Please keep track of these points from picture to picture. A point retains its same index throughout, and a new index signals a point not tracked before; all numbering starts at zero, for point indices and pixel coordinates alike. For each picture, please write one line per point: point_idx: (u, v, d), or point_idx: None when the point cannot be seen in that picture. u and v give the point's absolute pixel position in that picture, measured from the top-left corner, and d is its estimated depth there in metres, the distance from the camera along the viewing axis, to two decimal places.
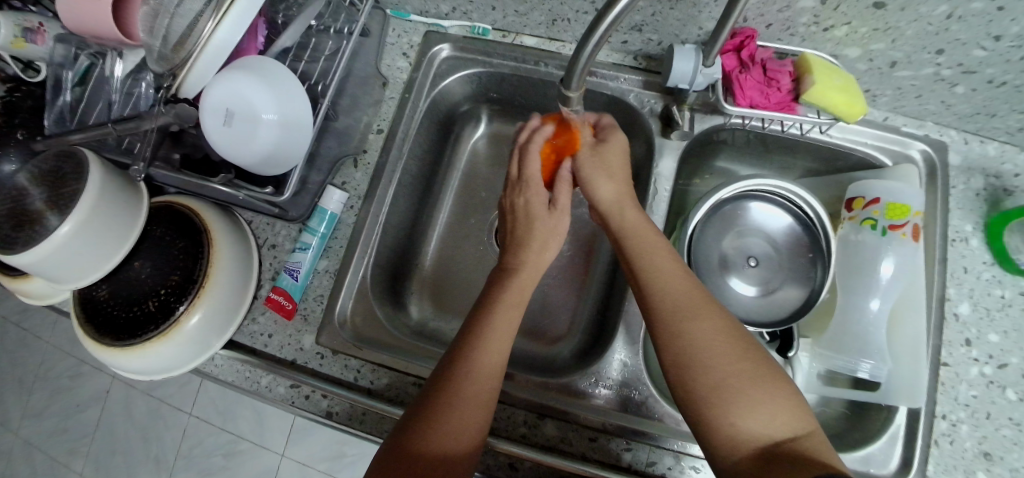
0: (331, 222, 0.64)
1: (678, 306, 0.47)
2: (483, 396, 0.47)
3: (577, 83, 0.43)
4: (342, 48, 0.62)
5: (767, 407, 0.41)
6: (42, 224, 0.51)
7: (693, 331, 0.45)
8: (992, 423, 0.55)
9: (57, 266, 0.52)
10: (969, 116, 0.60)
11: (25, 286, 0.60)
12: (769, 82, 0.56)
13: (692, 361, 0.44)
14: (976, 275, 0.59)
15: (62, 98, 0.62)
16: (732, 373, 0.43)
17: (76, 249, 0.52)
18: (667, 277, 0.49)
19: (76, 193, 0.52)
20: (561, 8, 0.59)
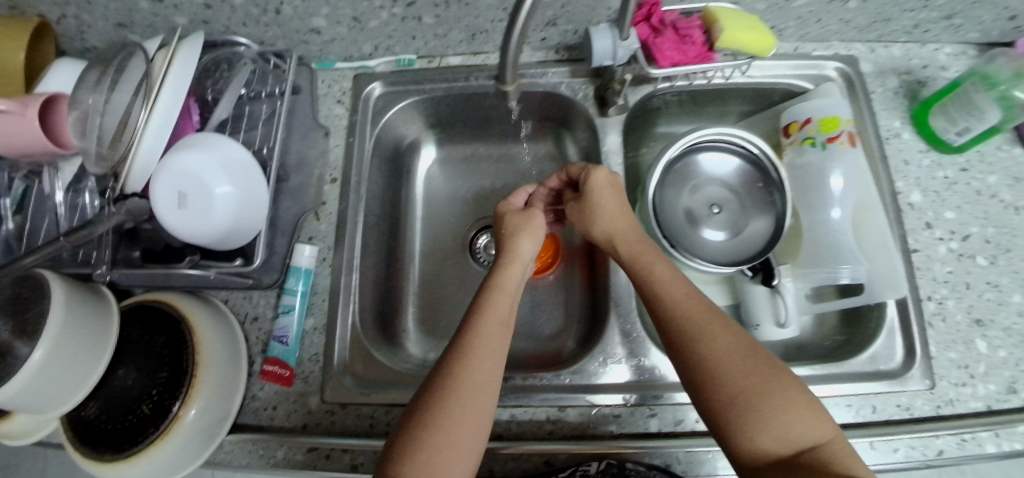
0: (308, 278, 0.62)
1: (692, 320, 0.48)
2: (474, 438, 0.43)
3: (512, 75, 0.47)
4: (277, 109, 0.63)
5: (793, 416, 0.43)
6: (11, 355, 0.48)
7: (706, 345, 0.46)
8: (974, 290, 0.59)
9: (38, 394, 0.49)
10: (867, 27, 0.65)
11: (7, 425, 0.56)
12: (684, 39, 0.58)
13: (722, 373, 0.45)
14: (917, 164, 0.63)
15: (4, 228, 0.61)
16: (755, 381, 0.44)
17: (56, 370, 0.50)
18: (671, 288, 0.50)
19: (42, 313, 0.50)
20: (477, 21, 0.62)
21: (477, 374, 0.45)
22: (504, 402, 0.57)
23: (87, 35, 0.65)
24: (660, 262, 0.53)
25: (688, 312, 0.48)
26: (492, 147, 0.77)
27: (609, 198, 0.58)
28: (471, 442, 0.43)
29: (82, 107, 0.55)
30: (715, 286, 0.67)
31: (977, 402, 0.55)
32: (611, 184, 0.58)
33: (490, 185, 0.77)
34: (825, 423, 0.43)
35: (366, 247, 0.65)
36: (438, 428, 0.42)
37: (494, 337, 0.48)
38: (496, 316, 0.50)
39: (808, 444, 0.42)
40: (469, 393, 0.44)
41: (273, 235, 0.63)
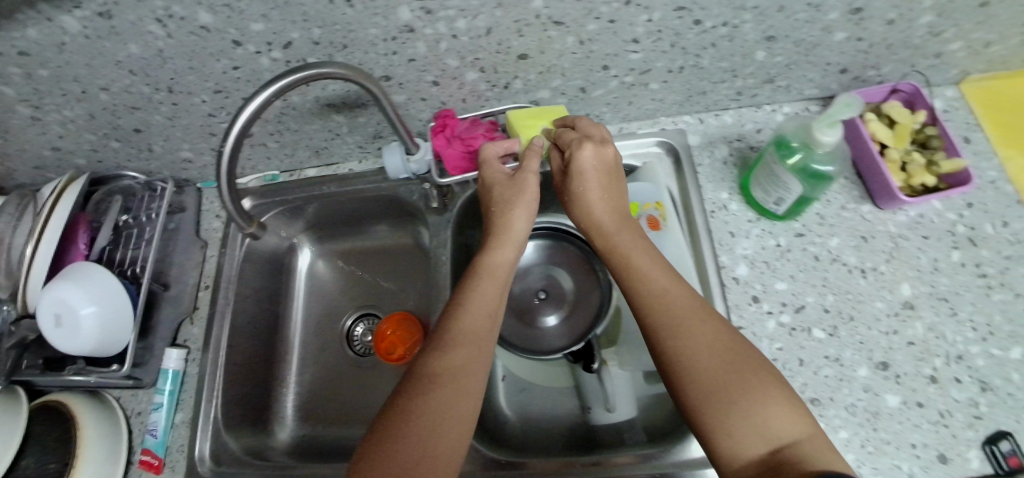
0: (176, 377, 0.67)
1: (678, 313, 0.47)
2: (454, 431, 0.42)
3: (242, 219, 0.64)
4: (151, 233, 0.69)
5: (772, 411, 0.40)
6: None
7: (686, 340, 0.45)
8: (810, 367, 0.56)
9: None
10: (686, 100, 0.65)
11: None
12: (471, 147, 0.59)
13: (702, 369, 0.43)
14: (745, 234, 0.61)
15: None
16: (729, 375, 0.42)
17: None
18: (655, 277, 0.50)
19: None
20: (312, 141, 0.67)
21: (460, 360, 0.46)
22: None
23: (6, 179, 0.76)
24: (644, 250, 0.52)
25: (666, 304, 0.47)
26: (365, 240, 0.79)
27: (597, 182, 0.55)
28: (455, 434, 0.42)
29: None
30: (561, 368, 0.67)
31: None
32: (599, 157, 0.54)
33: (365, 277, 0.79)
34: (806, 419, 0.40)
35: (234, 350, 0.68)
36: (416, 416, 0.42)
37: (469, 320, 0.48)
38: (483, 301, 0.50)
39: (790, 441, 0.39)
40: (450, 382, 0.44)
41: (149, 341, 0.69)
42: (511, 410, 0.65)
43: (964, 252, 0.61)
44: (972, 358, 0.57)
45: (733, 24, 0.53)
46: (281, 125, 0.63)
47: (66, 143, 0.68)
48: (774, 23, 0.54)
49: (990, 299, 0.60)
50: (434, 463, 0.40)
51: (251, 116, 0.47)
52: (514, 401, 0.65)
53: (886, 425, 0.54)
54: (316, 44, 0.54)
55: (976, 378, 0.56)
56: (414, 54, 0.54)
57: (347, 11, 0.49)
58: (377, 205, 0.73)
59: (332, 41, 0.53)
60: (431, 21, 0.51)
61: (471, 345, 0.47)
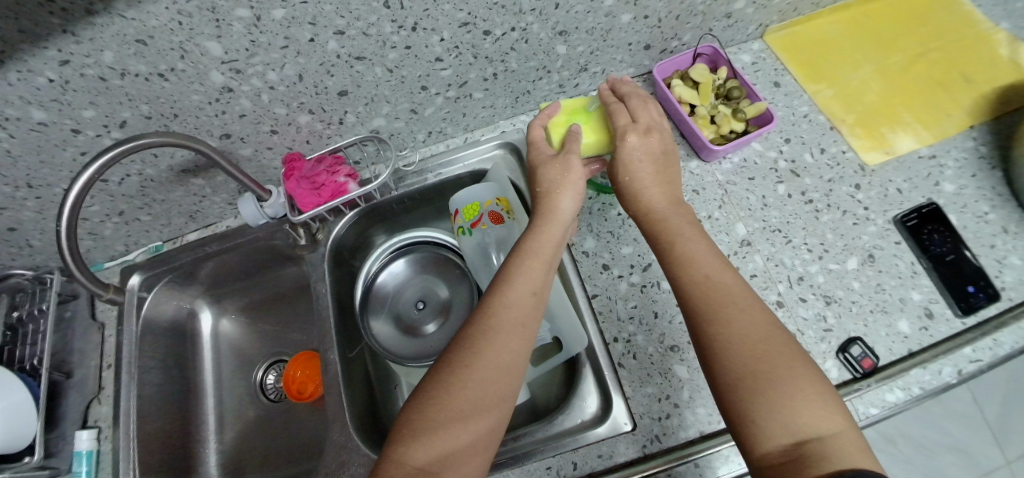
0: (90, 458, 0.68)
1: (729, 297, 0.46)
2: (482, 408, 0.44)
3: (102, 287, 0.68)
4: (42, 323, 0.71)
5: (807, 405, 0.40)
6: None
7: (738, 323, 0.45)
8: (662, 318, 0.61)
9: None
10: (516, 102, 0.72)
11: None
12: (317, 183, 0.64)
13: (748, 352, 0.43)
14: (588, 210, 0.68)
15: None
16: (770, 364, 0.42)
17: None
18: (703, 264, 0.49)
19: None
20: (186, 205, 0.72)
21: (509, 351, 0.46)
22: None
23: None
24: (692, 226, 0.52)
25: (721, 292, 0.47)
26: (262, 292, 0.83)
27: (646, 167, 0.55)
28: (485, 419, 0.44)
29: None
30: None
31: (688, 431, 0.55)
32: (644, 147, 0.55)
33: (276, 322, 0.83)
34: (840, 416, 0.40)
35: (147, 417, 0.70)
36: (464, 400, 0.44)
37: (509, 312, 0.48)
38: (524, 284, 0.50)
39: (816, 435, 0.39)
40: (481, 366, 0.45)
41: (59, 430, 0.70)
42: None
43: (790, 184, 0.68)
44: (812, 277, 0.63)
45: (520, 28, 0.59)
46: (146, 198, 0.68)
47: None
48: (558, 19, 0.60)
49: (819, 220, 0.66)
50: (450, 435, 0.43)
51: (74, 205, 0.54)
52: None
53: None
54: (149, 118, 0.59)
55: (819, 295, 0.63)
56: (243, 110, 0.60)
57: (164, 84, 0.54)
58: (263, 256, 0.77)
59: (163, 113, 0.58)
60: (244, 79, 0.56)
61: (504, 338, 0.47)
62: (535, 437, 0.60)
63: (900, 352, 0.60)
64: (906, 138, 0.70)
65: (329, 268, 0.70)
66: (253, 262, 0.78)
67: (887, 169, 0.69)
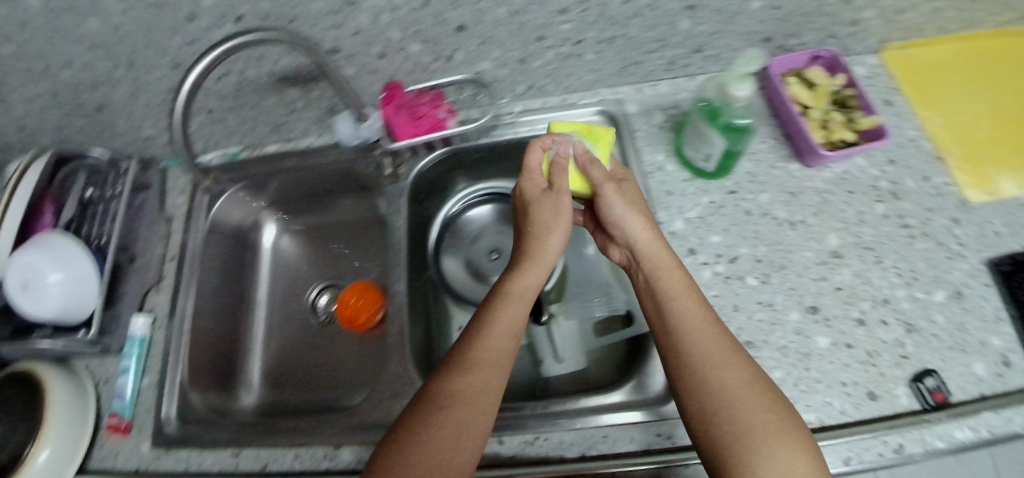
0: (142, 343, 0.69)
1: (712, 350, 0.47)
2: (466, 443, 0.43)
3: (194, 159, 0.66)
4: (115, 205, 0.73)
5: (788, 459, 0.41)
6: None
7: (727, 377, 0.45)
8: (743, 312, 0.59)
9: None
10: (622, 71, 0.69)
11: None
12: (416, 113, 0.63)
13: (733, 409, 0.43)
14: (681, 193, 0.64)
15: None
16: (756, 426, 0.42)
17: None
18: (692, 315, 0.49)
19: None
20: (272, 115, 0.71)
21: (493, 378, 0.46)
22: (282, 449, 0.60)
23: None
24: (686, 276, 0.52)
25: (703, 341, 0.47)
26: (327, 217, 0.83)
27: (636, 213, 0.55)
28: (469, 450, 0.43)
29: None
30: None
31: None
32: (625, 196, 0.56)
33: (335, 249, 0.82)
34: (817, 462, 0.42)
35: (200, 315, 0.72)
36: (445, 433, 0.42)
37: (491, 347, 0.48)
38: (506, 315, 0.50)
39: None
40: (467, 403, 0.44)
41: (115, 311, 0.71)
42: None
43: (889, 205, 0.66)
44: (897, 302, 0.61)
45: None
46: (239, 101, 0.68)
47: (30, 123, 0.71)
48: None
49: (913, 247, 0.64)
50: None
51: (188, 99, 0.56)
52: None
53: (816, 365, 0.57)
54: (265, 18, 0.58)
55: (900, 321, 0.60)
56: (358, 26, 0.58)
57: None
58: (339, 180, 0.76)
59: (280, 15, 0.57)
60: None
61: (488, 374, 0.46)
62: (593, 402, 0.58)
63: (972, 392, 0.56)
64: (1013, 182, 0.67)
65: (406, 203, 0.70)
66: (322, 183, 0.77)
67: (990, 208, 0.66)
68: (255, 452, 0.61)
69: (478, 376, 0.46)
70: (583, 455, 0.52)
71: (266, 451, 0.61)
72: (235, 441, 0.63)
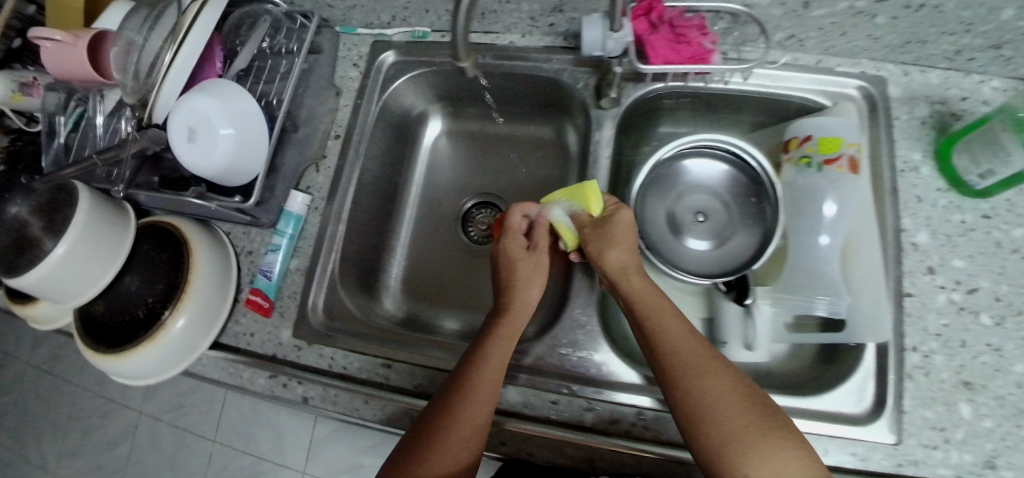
0: (297, 223, 0.68)
1: (693, 362, 0.48)
2: (475, 421, 0.48)
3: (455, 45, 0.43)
4: (292, 65, 0.68)
5: (786, 465, 0.42)
6: (40, 248, 0.58)
7: (695, 392, 0.47)
8: (969, 351, 0.54)
9: (59, 285, 0.60)
10: (900, 46, 0.59)
11: (34, 311, 0.68)
12: (679, 37, 0.54)
13: (706, 416, 0.45)
14: (931, 203, 0.57)
15: (57, 141, 0.70)
16: (722, 432, 0.44)
17: (75, 264, 0.59)
18: (676, 337, 0.51)
19: (69, 217, 0.59)
20: (484, 1, 0.64)
21: (486, 384, 0.50)
22: (442, 374, 0.60)
23: None
24: (661, 307, 0.53)
25: (685, 352, 0.49)
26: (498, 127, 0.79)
27: (624, 250, 0.56)
28: (480, 436, 0.48)
29: (126, 41, 0.62)
30: (691, 298, 0.66)
31: (946, 469, 0.51)
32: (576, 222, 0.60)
33: (487, 163, 0.80)
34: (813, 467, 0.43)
35: (357, 202, 0.70)
36: (458, 419, 0.48)
37: (494, 355, 0.52)
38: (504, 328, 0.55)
39: None
40: (460, 397, 0.49)
41: (273, 180, 0.69)
42: None
43: None
44: None
45: None
46: None
47: None
48: None
49: None
50: (434, 454, 0.46)
51: None
52: None
53: None
54: None
55: None
56: None
57: None
58: (529, 88, 0.71)
59: None
60: None
61: (489, 375, 0.50)
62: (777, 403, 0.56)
63: None
64: None
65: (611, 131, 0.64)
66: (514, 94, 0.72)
67: None
68: (410, 368, 0.61)
69: (485, 374, 0.50)
70: None
71: (424, 370, 0.61)
72: (393, 352, 0.62)
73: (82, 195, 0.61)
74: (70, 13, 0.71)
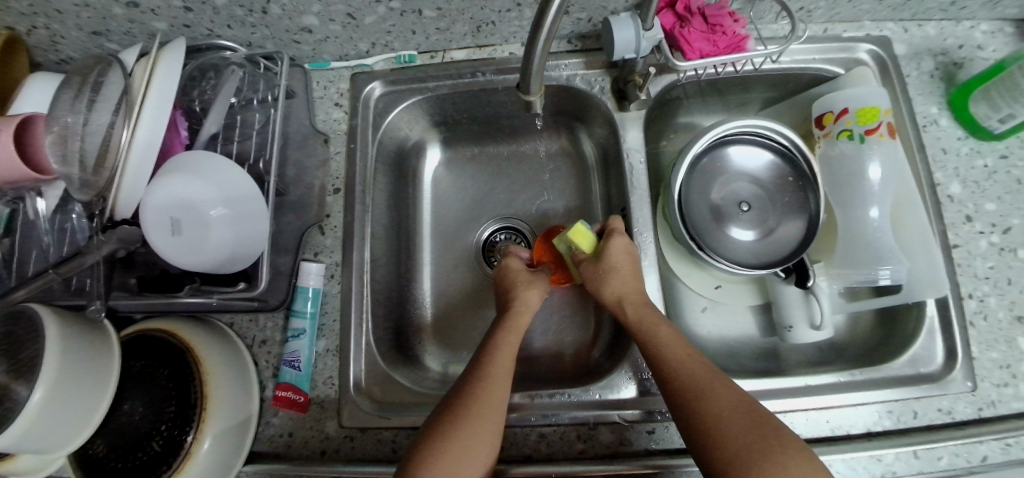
0: (317, 298, 0.60)
1: (694, 380, 0.48)
2: (484, 432, 0.46)
3: (535, 84, 0.39)
4: (272, 117, 0.59)
5: None
6: (9, 395, 0.45)
7: (703, 410, 0.46)
8: (1017, 288, 0.56)
9: (42, 439, 0.48)
10: (901, 5, 0.60)
11: (10, 467, 0.56)
12: (713, 28, 0.53)
13: (715, 434, 0.44)
14: (955, 153, 0.59)
15: None
16: (732, 450, 0.43)
17: (62, 404, 0.48)
18: (676, 352, 0.50)
19: (35, 350, 0.47)
20: (482, 12, 0.59)
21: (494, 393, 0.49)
22: (525, 431, 0.55)
23: (61, 46, 0.60)
24: (655, 322, 0.52)
25: (679, 373, 0.48)
26: (504, 143, 0.75)
27: (623, 278, 0.55)
28: (484, 452, 0.46)
29: (61, 126, 0.49)
30: (746, 287, 0.66)
31: (1020, 403, 0.54)
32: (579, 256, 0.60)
33: (499, 185, 0.75)
34: None
35: (375, 258, 0.64)
36: (461, 438, 0.45)
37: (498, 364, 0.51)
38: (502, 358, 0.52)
39: None
40: (469, 411, 0.47)
41: (277, 253, 0.60)
42: (699, 330, 0.66)
43: None
44: None
45: None
46: None
47: None
48: None
49: None
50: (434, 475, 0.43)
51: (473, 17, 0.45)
52: (701, 322, 0.67)
53: None
54: None
55: None
56: None
57: None
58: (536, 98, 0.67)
59: None
60: None
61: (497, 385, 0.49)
62: (862, 377, 0.56)
63: None
64: None
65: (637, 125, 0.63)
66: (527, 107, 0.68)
67: None
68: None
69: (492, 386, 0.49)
70: (869, 431, 0.54)
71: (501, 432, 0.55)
72: None
73: (47, 323, 0.49)
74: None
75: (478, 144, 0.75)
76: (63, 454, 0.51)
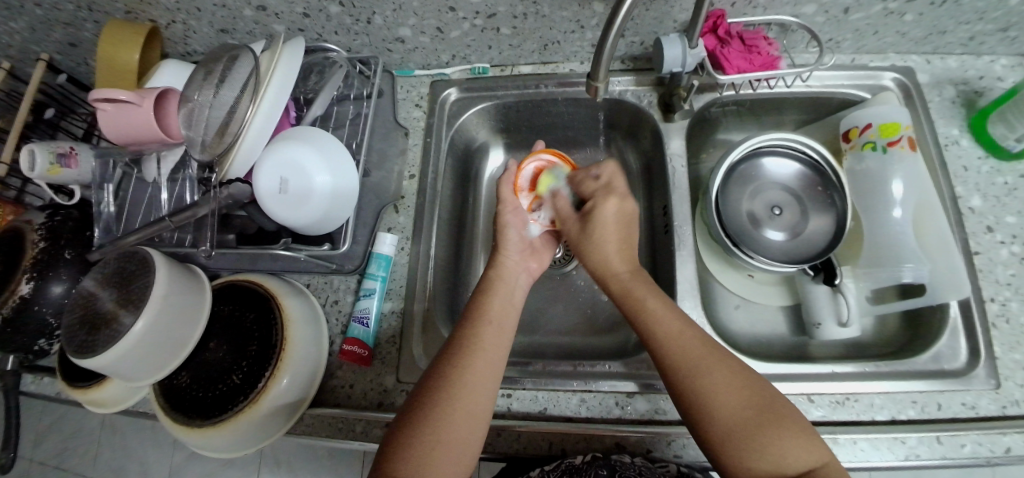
0: (387, 265, 0.68)
1: (689, 353, 0.50)
2: (472, 407, 0.49)
3: (603, 74, 0.49)
4: (364, 111, 0.70)
5: (786, 442, 0.44)
6: (120, 323, 0.55)
7: (696, 379, 0.48)
8: None
9: (140, 360, 0.56)
10: (923, 39, 0.67)
11: (97, 395, 0.65)
12: (750, 49, 0.62)
13: (707, 398, 0.47)
14: (976, 170, 0.65)
15: (107, 210, 0.71)
16: (727, 413, 0.46)
17: (158, 334, 0.57)
18: (666, 323, 0.52)
19: (148, 284, 0.57)
20: (551, 32, 0.68)
21: (472, 367, 0.51)
22: (566, 394, 0.60)
23: (191, 39, 0.72)
24: (649, 292, 0.56)
25: (671, 340, 0.51)
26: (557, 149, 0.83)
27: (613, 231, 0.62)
28: (473, 424, 0.49)
29: (192, 104, 0.61)
30: (776, 287, 0.71)
31: None
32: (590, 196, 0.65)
33: None
34: (816, 444, 0.44)
35: (439, 236, 0.72)
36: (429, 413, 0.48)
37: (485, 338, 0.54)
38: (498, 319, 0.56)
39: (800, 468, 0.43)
40: (448, 392, 0.49)
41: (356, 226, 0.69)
42: (731, 324, 0.70)
43: None
44: None
45: None
46: (533, 8, 0.64)
47: (279, 3, 0.65)
48: None
49: None
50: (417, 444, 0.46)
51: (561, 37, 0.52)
52: (734, 317, 0.70)
53: None
54: None
55: None
56: None
57: None
58: (589, 108, 0.75)
59: None
60: None
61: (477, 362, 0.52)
62: (892, 370, 0.59)
63: None
64: None
65: (677, 135, 0.70)
66: (582, 116, 0.77)
67: None
68: (533, 394, 0.61)
69: (476, 361, 0.52)
70: (893, 419, 0.56)
71: (545, 394, 0.61)
72: (510, 383, 0.61)
73: (157, 266, 0.59)
74: (121, 76, 0.67)
75: (533, 148, 0.84)
76: (150, 381, 0.59)
